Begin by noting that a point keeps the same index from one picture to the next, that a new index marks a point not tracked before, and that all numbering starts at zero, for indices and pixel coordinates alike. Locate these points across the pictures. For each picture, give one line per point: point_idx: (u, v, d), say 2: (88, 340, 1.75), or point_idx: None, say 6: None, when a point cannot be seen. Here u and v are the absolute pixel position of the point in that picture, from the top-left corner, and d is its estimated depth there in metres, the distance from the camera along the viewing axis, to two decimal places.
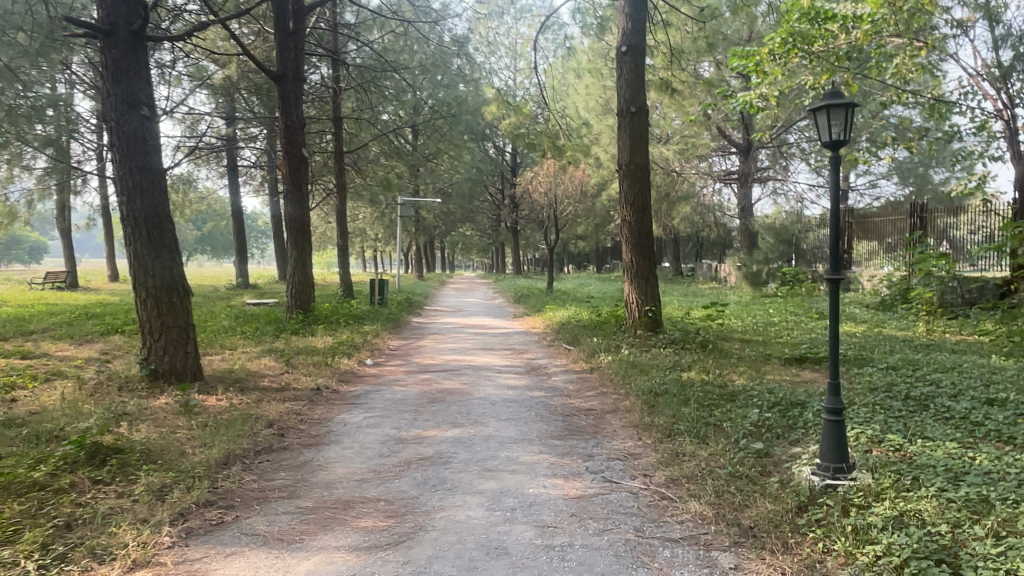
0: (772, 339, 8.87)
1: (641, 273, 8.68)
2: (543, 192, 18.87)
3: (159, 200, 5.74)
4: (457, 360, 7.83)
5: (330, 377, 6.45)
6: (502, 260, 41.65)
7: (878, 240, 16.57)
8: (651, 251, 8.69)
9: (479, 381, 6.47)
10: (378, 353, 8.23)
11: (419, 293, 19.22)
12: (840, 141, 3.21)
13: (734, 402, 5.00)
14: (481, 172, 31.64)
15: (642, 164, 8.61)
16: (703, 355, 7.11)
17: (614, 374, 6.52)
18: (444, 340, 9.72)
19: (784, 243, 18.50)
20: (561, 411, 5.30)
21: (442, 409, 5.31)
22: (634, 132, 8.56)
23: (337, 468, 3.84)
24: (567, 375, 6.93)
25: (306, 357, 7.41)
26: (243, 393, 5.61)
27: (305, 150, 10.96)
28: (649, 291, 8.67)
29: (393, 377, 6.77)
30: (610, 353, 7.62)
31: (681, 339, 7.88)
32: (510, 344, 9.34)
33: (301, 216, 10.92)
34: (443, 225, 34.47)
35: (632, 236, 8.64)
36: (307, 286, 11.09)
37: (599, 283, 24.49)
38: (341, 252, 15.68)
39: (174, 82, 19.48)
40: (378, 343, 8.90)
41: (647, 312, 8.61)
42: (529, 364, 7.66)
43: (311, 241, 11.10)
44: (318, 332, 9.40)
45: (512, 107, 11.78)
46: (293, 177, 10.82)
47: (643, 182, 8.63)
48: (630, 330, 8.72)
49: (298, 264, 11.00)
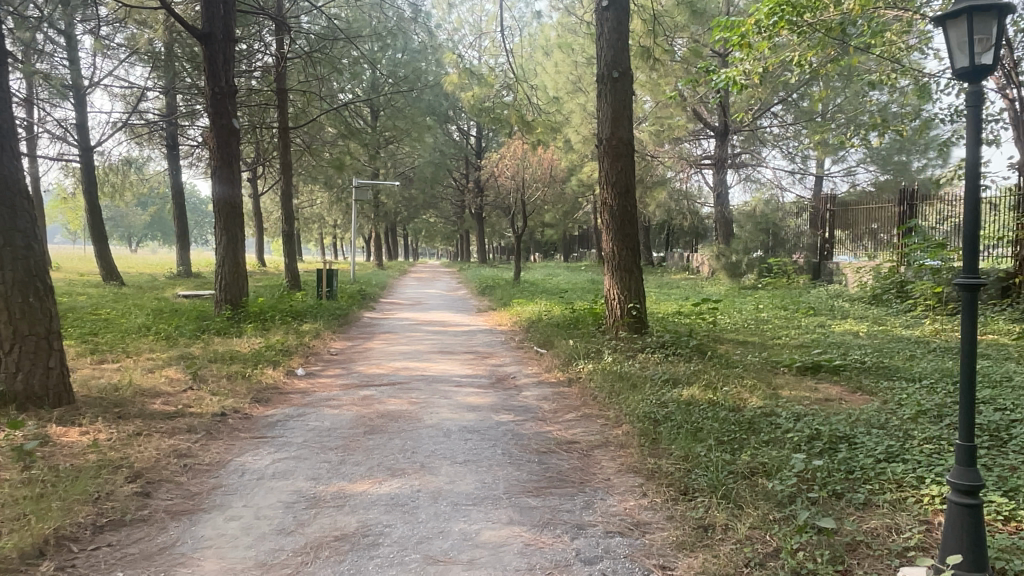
0: (772, 340, 7.79)
1: (623, 265, 7.50)
2: (509, 176, 17.65)
3: (11, 167, 4.32)
4: (409, 368, 6.56)
5: (245, 396, 5.15)
6: (466, 248, 40.43)
7: (851, 230, 15.58)
8: (635, 240, 7.53)
9: (432, 400, 5.23)
10: (314, 359, 6.93)
11: (375, 283, 17.88)
12: (984, 68, 2.23)
13: (761, 435, 3.87)
14: (444, 156, 30.30)
15: (626, 138, 7.44)
16: (704, 363, 5.99)
17: (598, 390, 5.34)
18: (395, 340, 8.44)
19: (764, 232, 17.72)
20: (534, 446, 4.09)
21: (380, 444, 4.06)
22: (616, 100, 7.38)
23: (206, 563, 2.57)
24: (541, 389, 5.74)
25: (221, 367, 6.07)
26: (118, 424, 4.27)
27: (236, 121, 9.57)
28: (632, 287, 7.50)
29: (325, 392, 5.47)
30: (590, 360, 6.46)
31: (673, 341, 6.74)
32: (472, 346, 8.10)
33: (231, 194, 9.50)
34: (404, 211, 33.06)
35: (613, 222, 7.47)
36: (241, 275, 9.69)
37: (567, 272, 23.38)
38: (288, 239, 14.26)
39: (105, 51, 17.68)
40: (316, 345, 7.62)
41: (631, 311, 7.45)
42: (493, 373, 6.43)
43: (244, 223, 9.66)
44: (248, 333, 8.06)
45: (478, 78, 10.57)
46: (223, 151, 9.41)
47: (626, 160, 7.45)
48: (611, 332, 7.55)
49: (229, 253, 9.55)
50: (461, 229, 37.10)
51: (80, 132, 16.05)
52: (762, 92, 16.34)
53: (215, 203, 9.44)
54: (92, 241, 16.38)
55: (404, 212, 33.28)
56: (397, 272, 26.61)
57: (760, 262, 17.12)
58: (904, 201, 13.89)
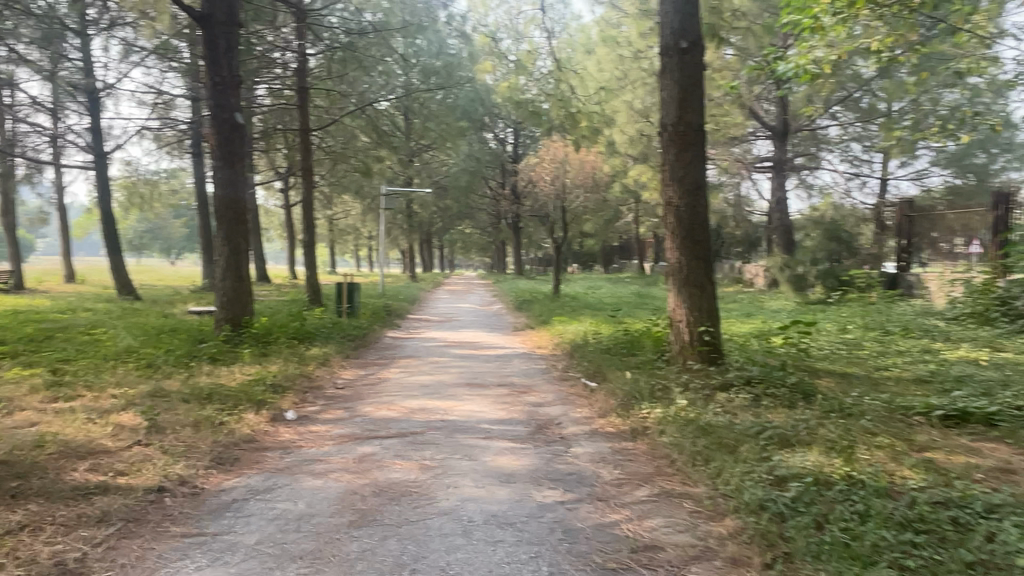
0: (879, 374, 6.29)
1: (693, 280, 6.06)
2: (549, 181, 16.37)
3: None
4: (427, 409, 5.23)
5: (203, 457, 3.86)
6: (503, 259, 39.19)
7: (931, 237, 13.89)
8: (708, 249, 6.09)
9: (451, 464, 3.86)
10: (313, 397, 5.63)
11: (404, 296, 16.70)
12: None
13: (969, 562, 2.41)
14: (480, 164, 29.18)
15: (697, 124, 6.03)
16: (814, 411, 4.56)
17: (677, 454, 3.93)
18: (416, 368, 7.12)
19: (834, 241, 15.17)
20: (596, 556, 2.70)
21: (367, 551, 2.72)
22: (684, 76, 5.99)
23: None
24: (597, 445, 4.34)
25: (189, 410, 4.79)
26: (2, 510, 2.99)
27: (240, 115, 8.38)
28: (705, 307, 6.05)
29: (311, 447, 4.16)
30: (657, 402, 5.05)
31: (763, 377, 5.31)
32: (506, 377, 6.73)
33: (235, 197, 8.29)
34: (440, 221, 32.01)
35: (680, 227, 6.06)
36: (245, 291, 8.46)
37: (611, 285, 21.96)
38: (308, 250, 13.14)
39: (124, 55, 16.85)
40: (321, 376, 6.35)
41: (704, 338, 6.00)
42: (533, 418, 5.04)
43: (249, 232, 8.43)
44: (242, 361, 6.81)
45: (513, 63, 9.28)
46: (224, 148, 8.24)
47: (698, 149, 6.03)
48: (678, 362, 6.11)
49: (230, 265, 8.32)
50: (498, 239, 35.90)
51: (96, 137, 15.20)
52: (828, 88, 14.82)
53: (216, 207, 8.24)
54: (106, 252, 15.47)
55: (439, 222, 32.20)
56: (430, 284, 25.44)
57: (831, 274, 14.82)
58: (999, 204, 11.92)
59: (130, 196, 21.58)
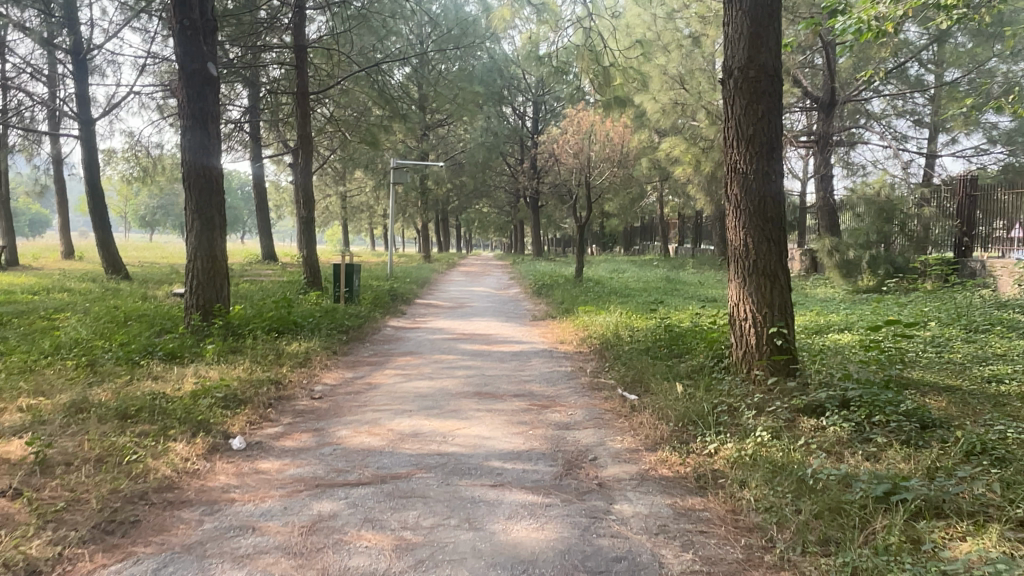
0: (997, 390, 4.97)
1: (764, 268, 4.73)
2: (572, 153, 15.05)
3: None
4: (421, 434, 3.99)
5: (81, 524, 2.65)
6: (521, 239, 37.89)
7: (998, 219, 12.35)
8: (781, 229, 4.77)
9: (442, 540, 2.62)
10: (277, 413, 4.42)
11: (414, 278, 15.56)
12: None
13: None
14: (498, 138, 27.81)
15: (772, 67, 4.70)
16: (955, 459, 3.26)
17: (779, 536, 2.66)
18: (415, 369, 5.91)
19: (886, 221, 13.16)
20: None
21: None
22: (757, 5, 4.65)
23: None
24: (651, 502, 3.08)
25: (100, 437, 3.58)
26: None
27: (214, 65, 7.15)
28: (777, 302, 4.72)
29: (249, 504, 2.94)
30: (728, 432, 3.79)
31: (864, 398, 4.03)
32: (524, 384, 5.49)
33: (206, 164, 7.12)
34: (456, 198, 30.76)
35: (748, 201, 4.74)
36: (221, 273, 7.29)
37: (636, 268, 20.63)
38: (306, 227, 11.94)
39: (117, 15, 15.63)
40: (295, 383, 5.14)
41: (776, 343, 4.69)
42: (559, 451, 3.79)
43: (222, 205, 7.24)
44: (203, 360, 5.61)
45: (536, 9, 7.65)
46: (194, 105, 7.05)
47: (773, 101, 4.71)
48: (743, 372, 4.80)
49: (200, 243, 7.11)
50: (516, 218, 34.58)
51: (81, 104, 14.05)
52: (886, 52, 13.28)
53: (185, 174, 7.08)
54: (92, 227, 14.39)
55: (455, 199, 30.95)
56: (443, 265, 24.25)
57: (884, 261, 13.28)
58: None
59: (133, 170, 20.49)
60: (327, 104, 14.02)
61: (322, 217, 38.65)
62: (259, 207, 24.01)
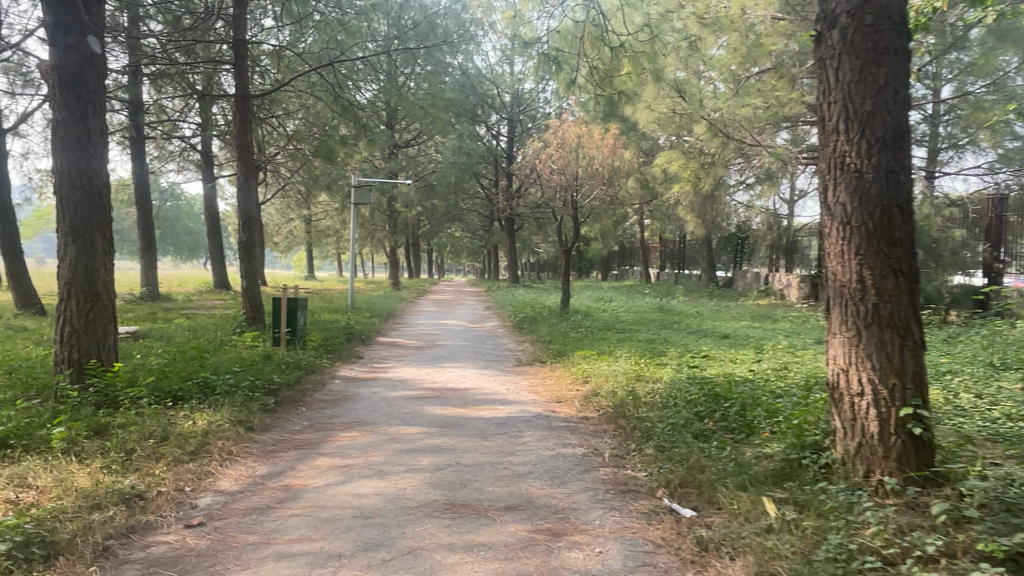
0: None
1: (892, 318, 3.06)
2: (557, 170, 13.42)
3: None
4: None
5: None
6: (495, 264, 36.22)
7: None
8: (913, 256, 3.11)
9: None
10: (110, 571, 2.63)
11: (379, 310, 13.77)
12: None
13: None
14: (472, 158, 26.19)
15: (898, 11, 3.09)
16: None
17: None
18: (360, 457, 4.13)
19: None
20: None
21: None
22: None
23: None
24: None
25: None
26: None
27: (93, 41, 5.33)
28: (909, 369, 3.05)
29: None
30: None
31: None
32: (518, 484, 3.71)
33: (86, 171, 5.31)
34: (427, 221, 29.02)
35: (865, 214, 3.09)
36: (104, 316, 5.48)
37: (623, 296, 19.05)
38: (246, 252, 10.15)
39: None
40: (168, 497, 3.35)
41: (917, 432, 3.01)
42: None
43: (104, 226, 5.42)
44: (43, 452, 3.80)
45: None
46: (68, 91, 5.22)
47: (901, 64, 3.09)
48: (859, 478, 3.12)
49: (73, 276, 5.28)
50: (491, 243, 32.88)
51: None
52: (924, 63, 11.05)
53: (56, 183, 5.25)
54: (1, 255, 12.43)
55: (426, 223, 29.18)
56: (413, 294, 22.41)
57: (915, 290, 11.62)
58: None
59: None
60: (283, 115, 11.52)
61: (285, 241, 36.61)
62: (211, 231, 22.06)
